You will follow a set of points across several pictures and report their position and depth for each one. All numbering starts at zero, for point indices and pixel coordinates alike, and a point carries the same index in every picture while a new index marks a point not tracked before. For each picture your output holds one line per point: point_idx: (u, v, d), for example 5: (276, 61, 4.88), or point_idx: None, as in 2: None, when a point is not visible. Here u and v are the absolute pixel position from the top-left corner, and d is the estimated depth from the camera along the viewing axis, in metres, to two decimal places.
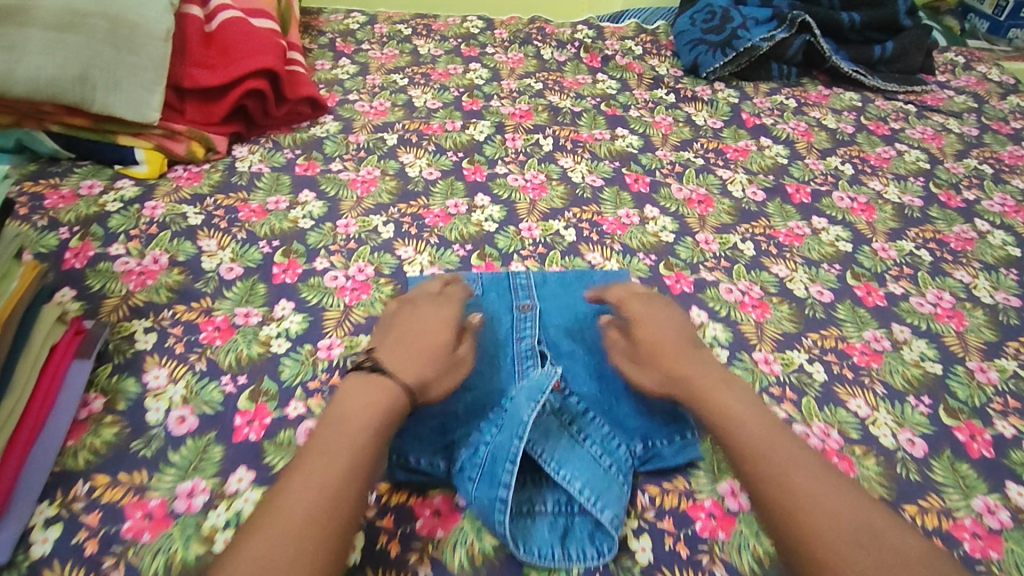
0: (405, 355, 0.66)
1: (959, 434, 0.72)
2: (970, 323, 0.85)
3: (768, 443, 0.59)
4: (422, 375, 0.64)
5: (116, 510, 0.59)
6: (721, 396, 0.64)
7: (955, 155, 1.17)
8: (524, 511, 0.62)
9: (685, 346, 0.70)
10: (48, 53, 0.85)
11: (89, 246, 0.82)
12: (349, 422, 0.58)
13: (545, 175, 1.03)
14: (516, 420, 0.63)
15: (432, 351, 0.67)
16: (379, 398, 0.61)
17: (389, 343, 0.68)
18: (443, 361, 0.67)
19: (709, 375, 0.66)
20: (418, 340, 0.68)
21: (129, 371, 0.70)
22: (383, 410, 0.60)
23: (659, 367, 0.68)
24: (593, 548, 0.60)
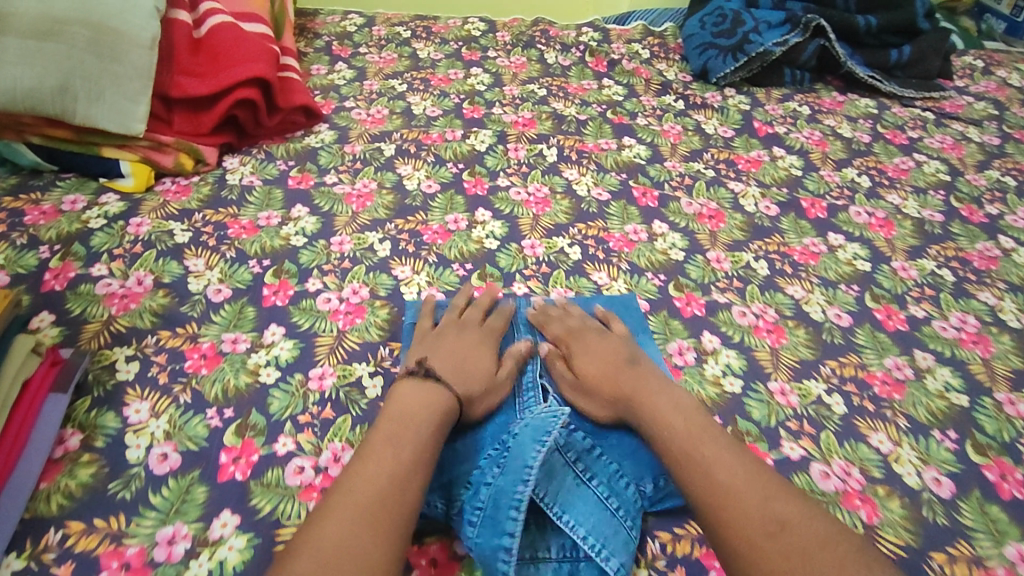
0: (456, 370, 0.66)
1: (988, 473, 0.68)
2: (996, 350, 0.81)
3: (696, 447, 0.59)
4: (467, 392, 0.65)
5: (91, 560, 0.54)
6: (655, 409, 0.63)
7: (976, 166, 1.13)
8: (527, 558, 0.58)
9: (622, 358, 0.70)
10: (26, 63, 0.82)
11: (69, 266, 0.78)
12: (411, 422, 0.59)
13: (548, 187, 0.99)
14: (523, 460, 0.59)
15: (480, 372, 0.67)
16: (438, 404, 0.61)
17: (437, 357, 0.68)
18: (489, 383, 0.67)
19: (643, 389, 0.65)
20: (468, 359, 0.68)
21: (108, 405, 0.65)
22: (443, 415, 0.61)
23: (598, 391, 0.67)
24: None
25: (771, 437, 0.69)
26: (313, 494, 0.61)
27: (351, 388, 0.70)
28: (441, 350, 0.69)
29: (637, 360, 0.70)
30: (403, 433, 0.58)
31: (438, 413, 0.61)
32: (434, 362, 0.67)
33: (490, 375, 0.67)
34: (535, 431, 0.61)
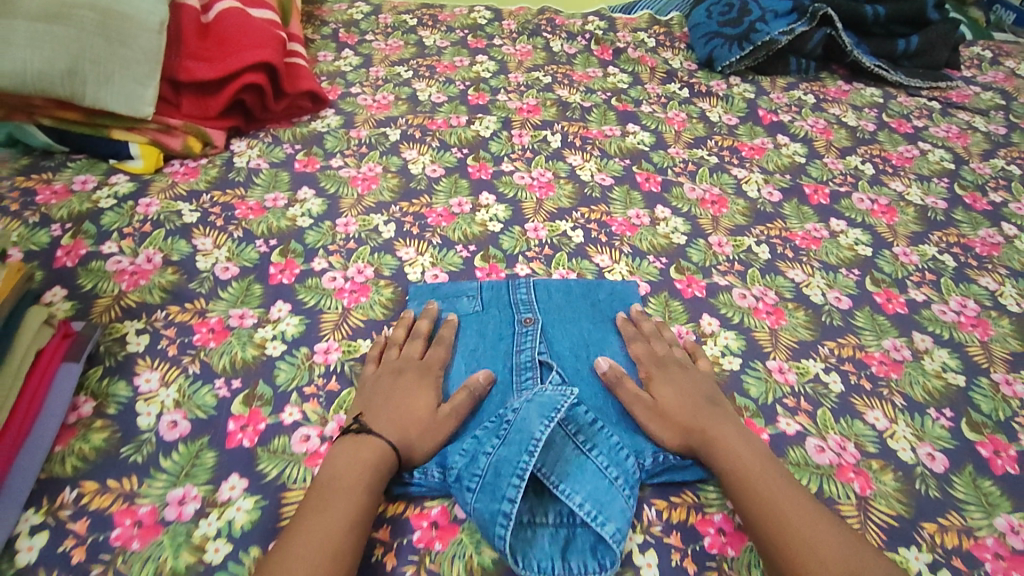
0: (390, 419, 0.62)
1: (982, 450, 0.69)
2: (995, 333, 0.82)
3: (775, 493, 0.58)
4: (405, 437, 0.61)
5: (104, 518, 0.57)
6: (733, 448, 0.62)
7: (981, 155, 1.13)
8: (525, 521, 0.59)
9: (702, 395, 0.67)
10: (35, 45, 0.83)
11: (81, 244, 0.80)
12: (342, 484, 0.57)
13: (552, 173, 1.00)
14: (525, 433, 0.60)
15: (419, 416, 0.63)
16: (367, 458, 0.59)
17: (374, 405, 0.64)
18: (430, 424, 0.63)
19: (725, 428, 0.64)
20: (404, 404, 0.64)
21: (119, 375, 0.67)
22: (375, 466, 0.58)
23: (673, 419, 0.65)
24: (595, 561, 0.57)
25: (768, 413, 0.70)
26: (318, 460, 0.63)
27: (355, 363, 0.71)
28: (377, 397, 0.65)
29: (717, 399, 0.68)
30: (336, 496, 0.56)
31: (368, 466, 0.58)
32: (369, 413, 0.63)
33: (430, 418, 0.63)
34: (536, 407, 0.62)
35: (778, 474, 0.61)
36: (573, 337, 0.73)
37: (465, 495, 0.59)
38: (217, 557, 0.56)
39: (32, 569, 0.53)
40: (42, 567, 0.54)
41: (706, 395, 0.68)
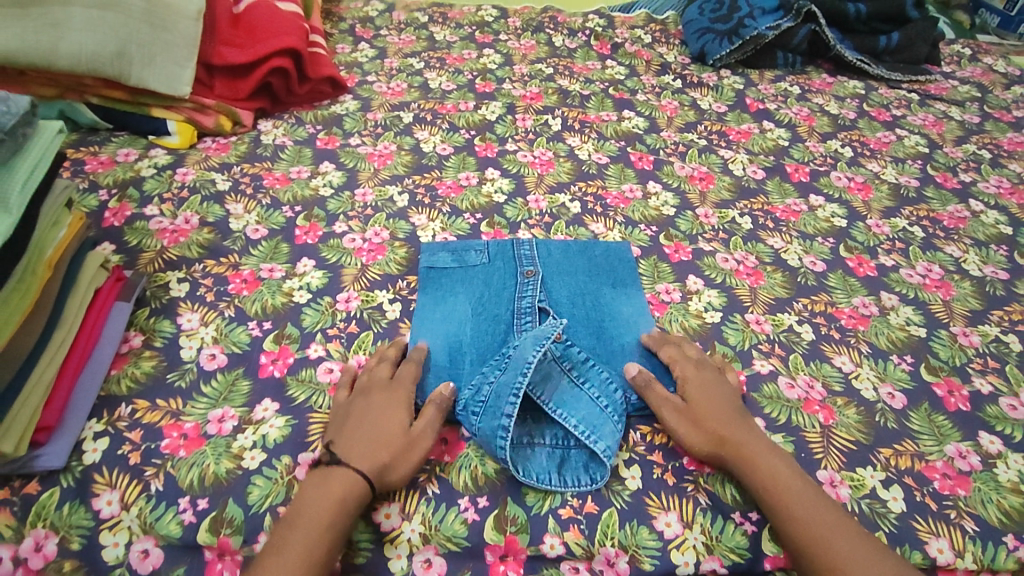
0: (362, 445, 0.62)
1: (938, 389, 0.77)
2: (957, 293, 0.89)
3: (800, 498, 0.60)
4: (377, 459, 0.61)
5: (155, 429, 0.65)
6: (765, 462, 0.63)
7: (954, 141, 1.20)
8: (524, 442, 0.66)
9: (731, 404, 0.68)
10: (90, 29, 0.92)
11: (126, 207, 0.88)
12: (306, 523, 0.56)
13: (553, 152, 1.08)
14: (519, 358, 0.67)
15: (390, 436, 0.63)
16: (335, 491, 0.58)
17: (343, 433, 0.64)
18: (401, 443, 0.63)
19: (756, 441, 0.65)
20: (374, 427, 0.64)
21: (164, 315, 0.76)
22: (338, 504, 0.57)
23: (705, 426, 0.66)
24: (587, 475, 0.65)
25: (745, 358, 0.78)
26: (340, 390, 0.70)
27: (373, 310, 0.79)
28: (346, 423, 0.65)
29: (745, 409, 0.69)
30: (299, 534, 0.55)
31: (333, 501, 0.58)
32: (339, 442, 0.63)
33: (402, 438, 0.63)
34: (531, 338, 0.70)
35: (809, 485, 0.62)
36: (570, 288, 0.81)
37: (469, 419, 0.66)
38: (254, 464, 0.63)
39: (97, 467, 0.62)
40: (104, 466, 0.62)
41: (735, 405, 0.68)
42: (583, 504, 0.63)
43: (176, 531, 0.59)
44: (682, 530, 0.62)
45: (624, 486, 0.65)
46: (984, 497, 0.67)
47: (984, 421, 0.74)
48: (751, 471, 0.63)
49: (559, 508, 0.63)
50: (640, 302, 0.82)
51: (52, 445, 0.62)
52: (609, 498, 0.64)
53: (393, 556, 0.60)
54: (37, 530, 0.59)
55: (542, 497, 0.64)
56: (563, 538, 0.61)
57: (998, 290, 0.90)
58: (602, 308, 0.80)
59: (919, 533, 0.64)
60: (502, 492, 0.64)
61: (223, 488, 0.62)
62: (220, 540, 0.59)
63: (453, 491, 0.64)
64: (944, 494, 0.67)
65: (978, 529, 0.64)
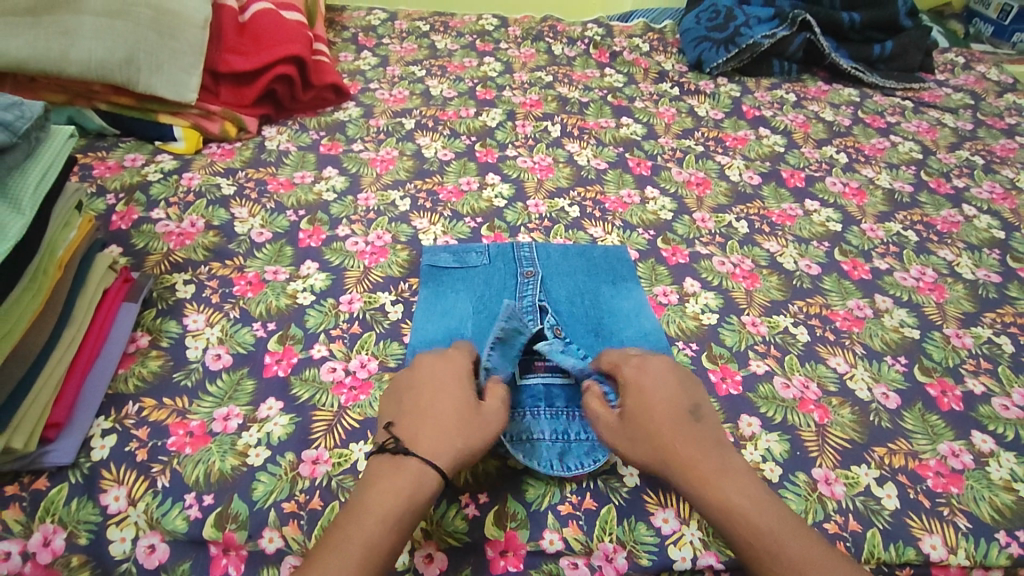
0: (432, 426, 0.60)
1: (931, 390, 0.78)
2: (950, 296, 0.91)
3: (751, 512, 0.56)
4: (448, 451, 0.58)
5: (162, 427, 0.66)
6: (718, 483, 0.57)
7: (948, 147, 1.22)
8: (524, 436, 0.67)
9: (677, 410, 0.62)
10: (100, 37, 0.94)
11: (133, 210, 0.90)
12: (372, 514, 0.53)
13: (552, 158, 1.10)
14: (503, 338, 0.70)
15: (462, 415, 0.61)
16: (404, 482, 0.56)
17: (408, 418, 0.62)
18: (471, 423, 0.61)
19: (706, 458, 0.59)
20: (441, 407, 0.61)
21: (171, 315, 0.77)
22: (408, 499, 0.55)
23: (643, 445, 0.61)
24: (589, 459, 0.66)
25: (741, 358, 0.79)
26: (343, 389, 0.72)
27: (375, 311, 0.80)
28: (410, 407, 0.63)
29: (698, 411, 0.63)
30: (365, 525, 0.53)
31: (402, 493, 0.55)
32: (404, 425, 0.61)
33: (473, 418, 0.61)
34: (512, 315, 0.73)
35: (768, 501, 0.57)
36: (568, 288, 0.83)
37: None
38: (258, 461, 0.65)
39: (104, 463, 0.63)
40: (112, 462, 0.63)
41: (683, 411, 0.62)
42: (581, 500, 0.65)
43: (182, 526, 0.60)
44: (679, 526, 0.63)
45: (622, 482, 0.66)
46: (977, 495, 0.68)
47: (977, 420, 0.75)
48: (702, 497, 0.57)
49: (558, 504, 0.64)
50: (639, 300, 0.83)
51: (61, 442, 0.63)
52: (608, 493, 0.65)
53: None
54: (45, 525, 0.59)
55: (542, 494, 0.65)
56: (561, 534, 0.62)
57: (991, 293, 0.92)
58: (601, 307, 0.81)
59: (912, 529, 0.65)
60: (502, 488, 0.65)
61: (228, 484, 0.63)
62: (225, 535, 0.60)
63: (456, 488, 0.65)
64: (937, 492, 0.68)
65: (971, 526, 0.65)
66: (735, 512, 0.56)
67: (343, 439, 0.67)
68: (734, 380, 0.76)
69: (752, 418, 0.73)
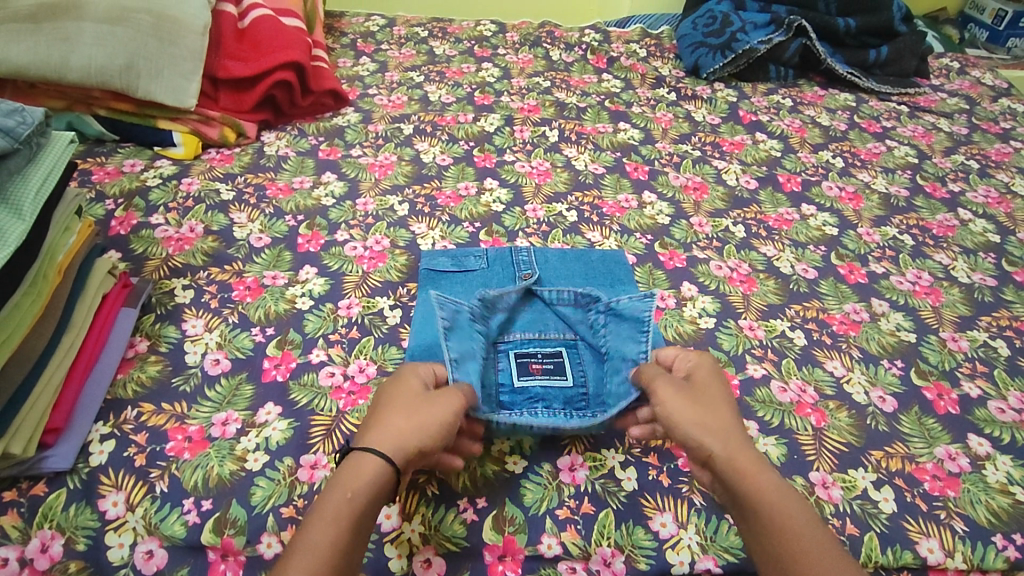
0: (381, 419, 0.59)
1: (928, 393, 0.78)
2: (946, 299, 0.91)
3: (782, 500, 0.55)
4: (395, 427, 0.57)
5: (161, 432, 0.66)
6: (759, 465, 0.58)
7: (943, 151, 1.23)
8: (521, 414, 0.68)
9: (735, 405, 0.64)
10: (100, 43, 0.94)
11: (132, 216, 0.90)
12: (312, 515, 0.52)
13: (550, 163, 1.10)
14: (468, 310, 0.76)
15: (414, 403, 0.60)
16: (341, 477, 0.55)
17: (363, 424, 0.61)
18: (420, 407, 0.60)
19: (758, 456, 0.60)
20: (392, 403, 0.61)
21: (169, 320, 0.77)
22: (342, 485, 0.54)
23: (705, 416, 0.61)
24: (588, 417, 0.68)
25: (738, 362, 0.79)
26: (341, 394, 0.72)
27: (374, 316, 0.81)
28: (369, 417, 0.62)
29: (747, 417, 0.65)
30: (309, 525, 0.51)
31: (341, 485, 0.54)
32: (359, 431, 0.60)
33: (424, 404, 0.60)
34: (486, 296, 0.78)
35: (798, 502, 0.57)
36: None
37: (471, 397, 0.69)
38: (257, 466, 0.65)
39: (103, 469, 0.63)
40: (111, 467, 0.63)
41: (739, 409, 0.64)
42: (579, 504, 0.65)
43: (180, 532, 0.60)
44: (677, 530, 0.63)
45: (620, 487, 0.66)
46: (973, 498, 0.68)
47: (973, 424, 0.75)
48: (754, 478, 0.56)
49: (556, 509, 0.64)
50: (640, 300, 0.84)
51: (60, 447, 0.63)
52: (605, 497, 0.65)
53: (393, 556, 0.60)
54: (43, 531, 0.59)
55: (540, 498, 0.65)
56: (560, 538, 0.62)
57: (986, 297, 0.92)
58: None
59: (910, 533, 0.65)
60: (500, 493, 0.65)
61: (227, 489, 0.63)
62: (224, 541, 0.60)
63: (454, 493, 0.65)
64: (934, 495, 0.68)
65: (968, 529, 0.66)
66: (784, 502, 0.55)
67: (342, 444, 0.67)
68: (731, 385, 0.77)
69: (749, 422, 0.73)
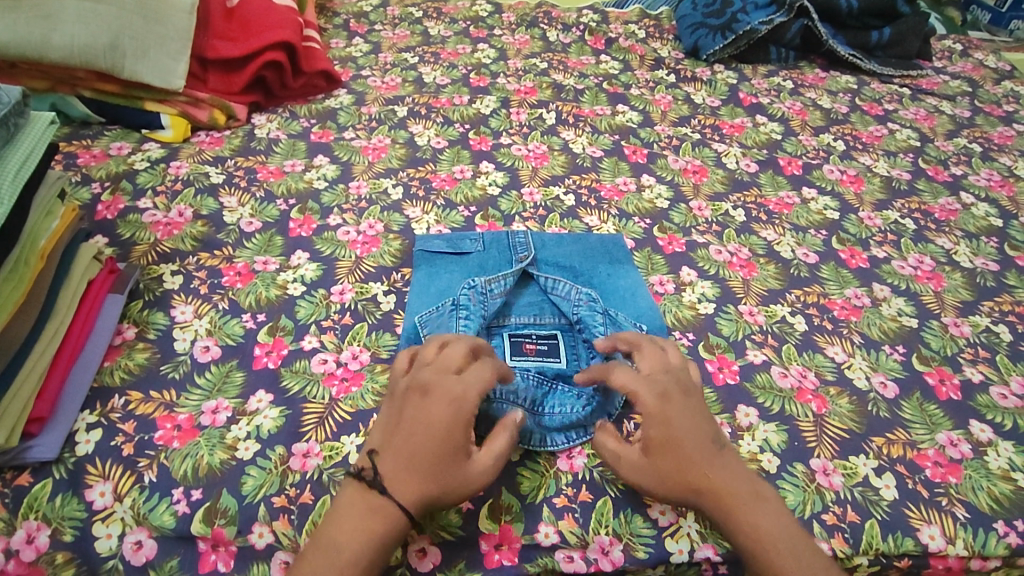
0: (417, 464, 0.56)
1: (929, 378, 0.77)
2: (948, 284, 0.90)
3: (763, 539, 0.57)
4: (428, 491, 0.56)
5: (149, 421, 0.65)
6: (738, 507, 0.58)
7: (945, 134, 1.21)
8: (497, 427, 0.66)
9: (702, 439, 0.60)
10: (82, 21, 0.92)
11: (119, 200, 0.88)
12: (330, 561, 0.52)
13: (547, 146, 1.08)
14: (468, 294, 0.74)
15: (447, 456, 0.57)
16: (375, 535, 0.54)
17: (393, 442, 0.58)
18: (455, 462, 0.57)
19: (738, 485, 0.59)
20: (427, 435, 0.57)
21: (158, 307, 0.76)
22: (379, 514, 0.55)
23: (668, 477, 0.59)
24: (563, 435, 0.67)
25: (738, 348, 0.78)
26: (334, 380, 0.70)
27: (367, 302, 0.79)
28: (398, 423, 0.59)
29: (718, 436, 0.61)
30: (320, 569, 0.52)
31: (374, 544, 0.54)
32: (386, 450, 0.58)
33: (461, 461, 0.57)
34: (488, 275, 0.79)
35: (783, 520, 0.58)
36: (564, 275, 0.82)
37: None
38: (247, 455, 0.63)
39: (90, 458, 0.62)
40: (98, 457, 0.62)
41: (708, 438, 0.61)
42: (577, 492, 0.64)
43: (170, 522, 0.59)
44: (676, 518, 0.62)
45: (618, 474, 0.65)
46: (975, 485, 0.67)
47: (974, 409, 0.75)
48: (739, 526, 0.58)
49: (553, 497, 0.63)
50: (636, 281, 0.83)
51: (45, 437, 0.62)
52: (604, 485, 0.64)
53: None
54: (29, 522, 0.58)
55: (536, 486, 0.64)
56: (557, 527, 0.61)
57: (988, 281, 0.91)
58: (597, 289, 0.81)
59: (911, 520, 0.64)
60: (496, 482, 0.64)
61: (217, 478, 0.62)
62: (214, 531, 0.59)
63: None
64: (935, 481, 0.67)
65: (969, 516, 0.65)
66: (761, 538, 0.57)
67: (334, 432, 0.66)
68: (731, 370, 0.76)
69: (749, 408, 0.72)
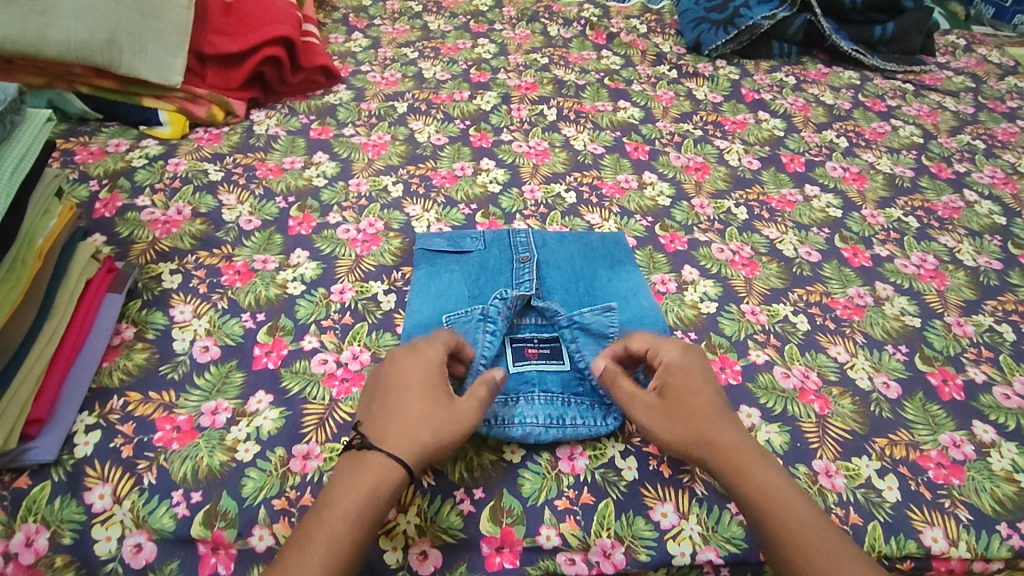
0: (399, 416, 0.59)
1: (932, 378, 0.77)
2: (951, 283, 0.89)
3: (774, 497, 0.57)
4: (410, 440, 0.57)
5: (149, 422, 0.65)
6: (752, 464, 0.59)
7: (949, 131, 1.20)
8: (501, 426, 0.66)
9: (719, 404, 0.63)
10: (79, 16, 0.91)
11: (117, 198, 0.87)
12: (324, 511, 0.53)
13: (547, 143, 1.07)
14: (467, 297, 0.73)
15: (420, 401, 0.59)
16: (362, 484, 0.54)
17: (376, 409, 0.61)
18: (431, 410, 0.59)
19: (754, 448, 0.61)
20: (399, 393, 0.60)
21: (156, 306, 0.75)
22: (369, 465, 0.55)
23: (685, 428, 0.61)
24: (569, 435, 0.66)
25: (740, 348, 0.78)
26: (334, 381, 0.70)
27: (368, 301, 0.78)
28: (377, 394, 0.62)
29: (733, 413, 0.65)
30: (314, 523, 0.53)
31: (362, 493, 0.54)
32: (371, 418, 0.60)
33: (438, 408, 0.59)
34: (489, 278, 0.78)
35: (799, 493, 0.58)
36: (565, 276, 0.81)
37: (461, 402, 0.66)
38: (247, 456, 0.63)
39: (89, 460, 0.61)
40: (97, 459, 0.62)
41: (722, 406, 0.64)
42: (578, 494, 0.63)
43: (169, 525, 0.59)
44: (678, 520, 0.62)
45: (620, 476, 0.65)
46: (978, 486, 0.67)
47: (977, 410, 0.74)
48: (750, 480, 0.58)
49: (555, 499, 0.63)
50: (637, 281, 0.82)
51: (43, 439, 0.61)
52: (606, 486, 0.64)
53: (388, 549, 0.59)
54: (28, 524, 0.58)
55: (538, 488, 0.64)
56: (558, 529, 0.61)
57: (992, 280, 0.91)
58: (597, 292, 0.80)
59: (914, 522, 0.64)
60: (496, 484, 0.64)
61: (217, 480, 0.61)
62: (214, 534, 0.59)
63: (450, 482, 0.63)
64: (938, 483, 0.67)
65: (972, 518, 0.65)
66: (775, 498, 0.57)
67: (334, 433, 0.65)
68: (733, 370, 0.75)
69: (751, 409, 0.71)
